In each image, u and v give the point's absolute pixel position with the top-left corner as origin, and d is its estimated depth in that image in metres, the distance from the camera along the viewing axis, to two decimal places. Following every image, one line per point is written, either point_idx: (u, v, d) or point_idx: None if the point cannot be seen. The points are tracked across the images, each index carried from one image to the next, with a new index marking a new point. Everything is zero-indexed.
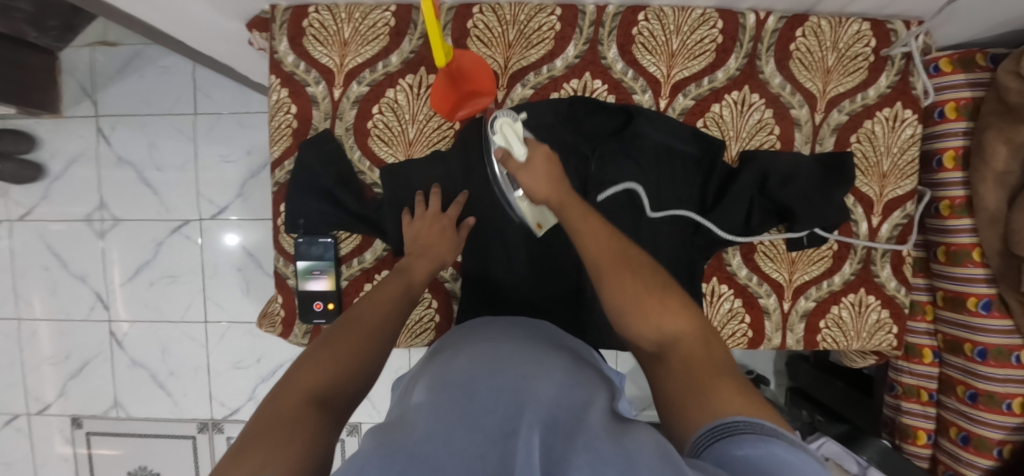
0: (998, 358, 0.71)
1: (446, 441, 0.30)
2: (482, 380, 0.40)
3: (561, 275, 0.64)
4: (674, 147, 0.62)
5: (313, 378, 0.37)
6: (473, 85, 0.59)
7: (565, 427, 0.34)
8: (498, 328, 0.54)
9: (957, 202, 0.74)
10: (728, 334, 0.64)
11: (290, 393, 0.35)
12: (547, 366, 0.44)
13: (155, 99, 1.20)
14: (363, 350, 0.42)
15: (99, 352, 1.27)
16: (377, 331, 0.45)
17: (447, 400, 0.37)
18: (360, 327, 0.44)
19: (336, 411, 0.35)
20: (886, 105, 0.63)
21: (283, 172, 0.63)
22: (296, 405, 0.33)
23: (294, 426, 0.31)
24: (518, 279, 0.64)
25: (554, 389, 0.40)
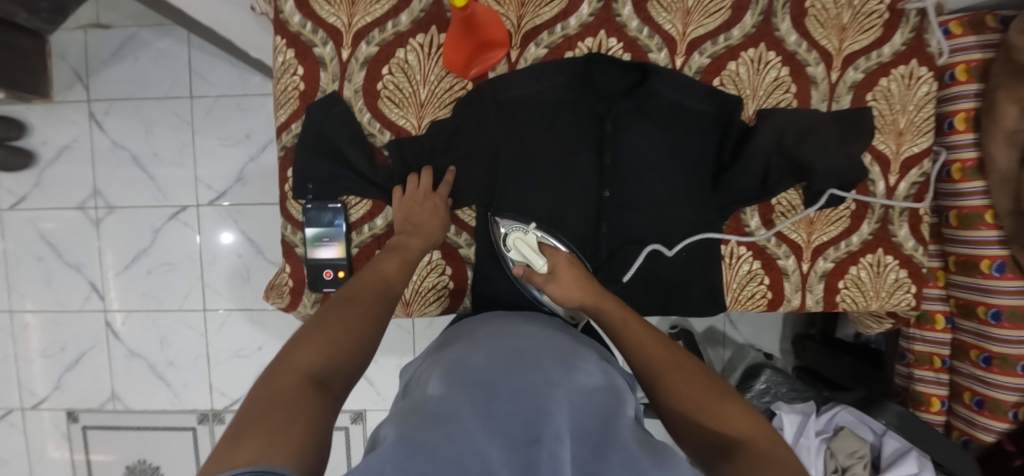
0: (1012, 320, 0.71)
1: (468, 445, 0.30)
2: (503, 377, 0.40)
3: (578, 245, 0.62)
4: (690, 106, 0.61)
5: (312, 354, 0.35)
6: (488, 34, 0.57)
7: (591, 442, 0.33)
8: (516, 323, 0.54)
9: (968, 164, 0.73)
10: (747, 296, 0.63)
11: (289, 369, 0.33)
12: (568, 365, 0.44)
13: (150, 82, 1.17)
14: (362, 329, 0.40)
15: (95, 344, 1.24)
16: (375, 309, 0.43)
17: (466, 400, 0.37)
18: (359, 303, 0.43)
19: (337, 391, 0.34)
20: (902, 62, 0.62)
21: (291, 136, 0.61)
22: (297, 382, 0.32)
23: (299, 407, 0.29)
24: None
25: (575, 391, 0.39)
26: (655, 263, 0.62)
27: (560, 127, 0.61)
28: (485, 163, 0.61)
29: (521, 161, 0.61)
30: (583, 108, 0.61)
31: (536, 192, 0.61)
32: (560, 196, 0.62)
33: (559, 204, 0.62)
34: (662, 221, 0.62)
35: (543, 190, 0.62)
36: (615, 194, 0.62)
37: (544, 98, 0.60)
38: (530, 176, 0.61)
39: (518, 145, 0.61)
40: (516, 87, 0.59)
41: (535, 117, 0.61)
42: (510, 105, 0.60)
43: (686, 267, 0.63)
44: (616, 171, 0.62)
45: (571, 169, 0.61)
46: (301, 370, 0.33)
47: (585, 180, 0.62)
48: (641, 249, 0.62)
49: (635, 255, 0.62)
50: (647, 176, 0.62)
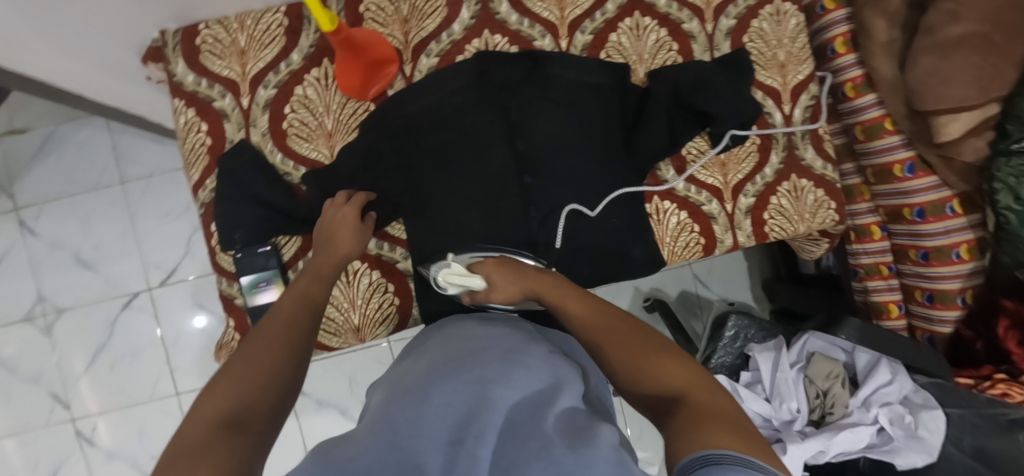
0: (935, 213, 0.76)
1: (386, 451, 0.30)
2: (437, 382, 0.39)
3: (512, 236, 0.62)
4: (589, 83, 0.63)
5: (217, 402, 0.32)
6: (374, 53, 0.59)
7: (520, 426, 0.33)
8: (463, 326, 0.53)
9: (858, 81, 0.78)
10: (683, 246, 0.65)
11: (197, 421, 0.30)
12: (507, 356, 0.43)
13: (78, 177, 1.15)
14: (271, 368, 0.38)
15: (68, 457, 1.18)
16: (289, 345, 0.42)
17: (397, 409, 0.36)
18: (273, 345, 0.41)
19: (255, 429, 0.31)
20: (766, 2, 0.67)
21: (207, 191, 0.61)
22: (207, 429, 0.29)
23: (213, 445, 0.27)
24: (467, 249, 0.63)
25: (514, 383, 0.39)
26: (590, 237, 0.64)
27: (468, 127, 0.61)
28: (402, 175, 0.61)
29: (438, 168, 0.61)
30: (487, 104, 0.61)
31: (460, 193, 0.61)
32: (484, 194, 0.62)
33: (484, 202, 0.62)
34: (586, 193, 0.63)
35: (465, 193, 0.61)
36: (537, 178, 0.62)
37: (447, 104, 0.61)
38: (449, 182, 0.61)
39: (432, 154, 0.61)
40: (420, 98, 0.61)
41: (441, 124, 0.61)
42: (416, 116, 0.61)
43: (620, 231, 0.64)
44: (533, 157, 0.62)
45: (487, 166, 0.62)
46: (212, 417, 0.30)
47: (505, 174, 0.62)
48: (572, 225, 0.63)
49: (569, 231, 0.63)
50: (564, 156, 0.63)
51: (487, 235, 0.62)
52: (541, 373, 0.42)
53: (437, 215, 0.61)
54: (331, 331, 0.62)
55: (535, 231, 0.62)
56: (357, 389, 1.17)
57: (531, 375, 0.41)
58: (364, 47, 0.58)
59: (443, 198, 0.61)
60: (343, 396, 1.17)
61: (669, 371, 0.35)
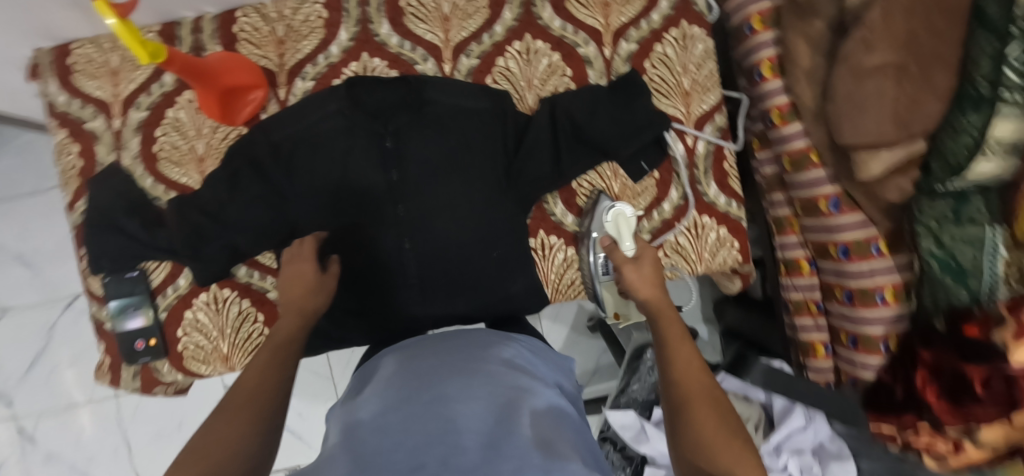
0: (859, 252, 0.71)
1: None
2: (400, 408, 0.35)
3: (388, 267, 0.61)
4: (469, 108, 0.60)
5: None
6: (229, 78, 0.55)
7: (495, 436, 0.30)
8: (423, 348, 0.49)
9: (785, 108, 0.73)
10: (567, 284, 0.63)
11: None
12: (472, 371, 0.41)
13: (22, 179, 1.16)
14: (247, 424, 0.36)
15: (8, 457, 1.19)
16: (265, 393, 0.40)
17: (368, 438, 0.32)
18: (238, 404, 0.38)
19: None
20: (671, 26, 0.63)
21: (77, 214, 0.60)
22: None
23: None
24: (341, 280, 0.61)
25: (485, 395, 0.36)
26: (468, 270, 0.62)
27: (342, 153, 0.60)
28: (271, 203, 0.59)
29: (310, 196, 0.60)
30: (362, 130, 0.60)
31: (333, 222, 0.60)
32: (358, 223, 0.60)
33: (359, 232, 0.61)
34: (463, 224, 0.61)
35: (338, 222, 0.60)
36: (410, 209, 0.60)
37: (321, 129, 0.60)
38: (323, 210, 0.60)
39: (304, 182, 0.59)
40: (296, 125, 0.59)
41: (314, 151, 0.59)
42: (289, 142, 0.59)
43: (498, 267, 0.62)
44: (408, 187, 0.60)
45: (359, 196, 0.60)
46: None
47: (380, 204, 0.60)
48: (450, 257, 0.61)
49: (446, 263, 0.62)
50: (442, 185, 0.61)
51: (361, 264, 0.61)
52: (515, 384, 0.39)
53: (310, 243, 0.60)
54: (200, 359, 0.61)
55: (408, 263, 0.61)
56: (291, 399, 1.17)
57: (501, 386, 0.38)
58: (212, 75, 0.54)
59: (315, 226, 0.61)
60: None
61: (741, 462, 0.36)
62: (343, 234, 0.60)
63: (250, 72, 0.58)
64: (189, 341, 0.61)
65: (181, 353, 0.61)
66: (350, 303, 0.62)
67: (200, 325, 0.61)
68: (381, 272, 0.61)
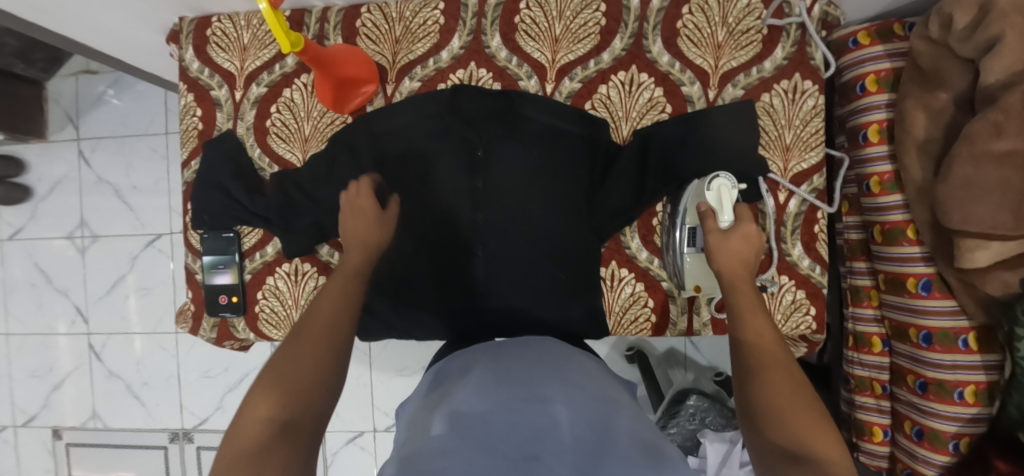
0: (943, 342, 0.66)
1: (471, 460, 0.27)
2: (497, 401, 0.37)
3: (457, 272, 0.62)
4: (560, 130, 0.61)
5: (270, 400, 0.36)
6: (348, 71, 0.59)
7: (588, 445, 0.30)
8: (498, 356, 0.50)
9: (886, 177, 0.70)
10: (630, 319, 0.62)
11: (252, 416, 0.34)
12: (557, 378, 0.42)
13: (131, 122, 1.28)
14: (317, 358, 0.41)
15: (79, 365, 1.33)
16: (335, 324, 0.45)
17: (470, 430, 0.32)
18: (316, 341, 0.42)
19: (305, 428, 0.35)
20: (784, 77, 0.61)
21: (190, 172, 0.65)
22: (261, 429, 0.33)
23: (273, 450, 0.31)
24: (410, 275, 0.63)
25: (577, 396, 0.38)
26: (531, 287, 0.62)
27: (432, 156, 0.62)
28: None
29: (396, 190, 0.62)
30: (455, 135, 0.61)
31: (412, 219, 0.62)
32: (436, 225, 0.62)
33: (434, 233, 0.63)
34: (534, 242, 0.62)
35: (416, 218, 0.62)
36: (487, 219, 0.62)
37: (416, 129, 0.62)
38: (406, 206, 0.62)
39: (394, 177, 0.62)
40: (395, 122, 0.62)
41: (407, 150, 0.62)
42: (387, 137, 0.62)
43: (559, 289, 0.62)
44: (490, 197, 0.62)
45: (441, 198, 0.62)
46: (264, 415, 0.34)
47: (460, 209, 0.62)
48: (517, 272, 0.62)
49: (512, 277, 0.62)
50: (521, 202, 0.62)
51: (430, 265, 0.63)
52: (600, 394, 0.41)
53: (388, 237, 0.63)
54: (272, 323, 0.65)
55: (475, 271, 0.62)
56: None
57: (589, 392, 0.40)
58: (333, 65, 0.58)
59: None
60: None
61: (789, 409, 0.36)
62: (420, 232, 0.62)
63: (364, 65, 0.60)
64: (266, 304, 0.65)
65: (256, 315, 0.65)
66: (415, 300, 0.64)
67: (278, 293, 0.65)
68: (448, 275, 0.63)
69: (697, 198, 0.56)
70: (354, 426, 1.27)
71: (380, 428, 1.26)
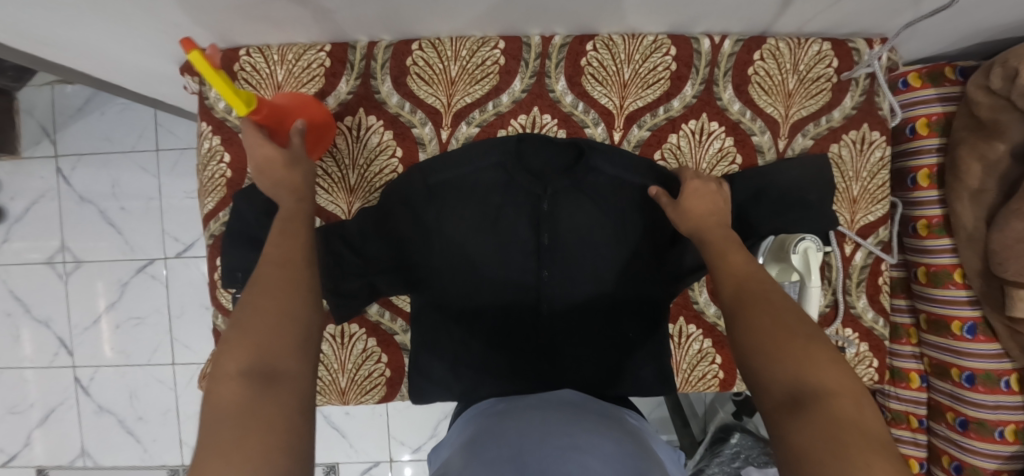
0: (987, 384, 0.68)
1: None
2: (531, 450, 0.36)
3: (520, 329, 0.59)
4: (630, 184, 0.58)
5: (239, 357, 0.30)
6: (309, 114, 0.53)
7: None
8: (519, 412, 0.48)
9: (934, 221, 0.71)
10: (698, 376, 0.61)
11: (224, 378, 0.29)
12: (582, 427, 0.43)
13: (115, 137, 1.16)
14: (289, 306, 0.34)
15: (64, 400, 1.24)
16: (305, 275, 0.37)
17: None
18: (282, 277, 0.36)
19: (282, 377, 0.30)
20: (853, 127, 0.60)
21: (219, 224, 0.59)
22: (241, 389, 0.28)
23: (259, 410, 0.27)
24: (468, 333, 0.59)
25: (609, 444, 0.39)
26: (593, 346, 0.59)
27: (496, 208, 0.58)
28: (415, 249, 0.57)
29: (454, 246, 0.57)
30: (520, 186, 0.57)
31: (473, 275, 0.58)
32: (495, 279, 0.59)
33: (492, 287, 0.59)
34: (602, 300, 0.59)
35: (475, 274, 0.58)
36: (553, 277, 0.58)
37: (478, 180, 0.57)
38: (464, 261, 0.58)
39: (451, 231, 0.57)
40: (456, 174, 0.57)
41: (467, 202, 0.57)
42: (445, 189, 0.57)
43: (618, 348, 0.59)
44: (555, 252, 0.58)
45: (501, 252, 0.58)
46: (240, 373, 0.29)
47: (521, 262, 0.59)
48: (582, 328, 0.59)
49: (576, 334, 0.59)
50: (582, 257, 0.59)
51: (487, 321, 0.59)
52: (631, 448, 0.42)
53: (444, 292, 0.58)
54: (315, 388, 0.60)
55: (534, 328, 0.59)
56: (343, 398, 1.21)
57: (620, 442, 0.41)
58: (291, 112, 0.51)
59: (449, 276, 0.58)
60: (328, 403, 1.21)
61: (830, 377, 0.28)
62: (481, 289, 0.59)
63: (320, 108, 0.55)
64: None
65: None
66: (472, 362, 0.59)
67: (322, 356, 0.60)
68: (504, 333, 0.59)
69: (776, 258, 0.55)
70: (369, 456, 1.22)
71: (397, 458, 1.22)
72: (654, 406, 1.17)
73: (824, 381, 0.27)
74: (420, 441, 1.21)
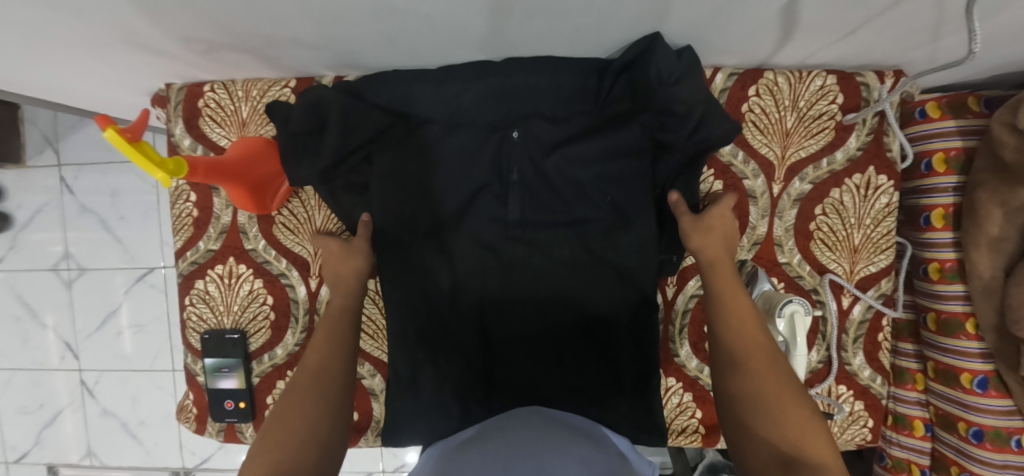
0: (996, 442, 0.63)
1: None
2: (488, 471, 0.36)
3: (508, 341, 0.58)
4: (609, 182, 0.55)
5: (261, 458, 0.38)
6: (256, 171, 0.50)
7: None
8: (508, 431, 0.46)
9: (947, 265, 0.65)
10: (677, 430, 0.58)
11: (256, 459, 0.38)
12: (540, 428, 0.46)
13: (113, 147, 1.19)
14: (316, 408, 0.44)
15: (71, 402, 1.29)
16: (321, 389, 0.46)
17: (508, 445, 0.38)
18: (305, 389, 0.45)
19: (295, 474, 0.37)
20: (857, 171, 0.55)
21: (187, 263, 0.57)
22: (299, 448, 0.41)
23: None
24: (461, 342, 0.58)
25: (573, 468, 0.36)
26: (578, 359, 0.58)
27: (429, 92, 0.51)
28: (402, 207, 0.55)
29: (406, 152, 0.54)
30: (458, 148, 0.54)
31: (462, 227, 0.56)
32: (488, 219, 0.56)
33: (483, 310, 0.58)
34: (574, 317, 0.57)
35: (440, 225, 0.56)
36: (516, 257, 0.56)
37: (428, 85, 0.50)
38: (453, 264, 0.57)
39: (431, 142, 0.54)
40: (426, 125, 0.54)
41: (425, 94, 0.51)
42: (404, 141, 0.54)
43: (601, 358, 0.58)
44: (526, 219, 0.56)
45: (475, 212, 0.56)
46: (283, 434, 0.41)
47: (491, 203, 0.56)
48: (558, 344, 0.58)
49: (548, 350, 0.58)
50: (564, 260, 0.56)
51: (475, 351, 0.58)
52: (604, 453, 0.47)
53: (427, 331, 0.57)
54: None
55: (516, 350, 0.58)
56: None
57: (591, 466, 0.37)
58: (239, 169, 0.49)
59: (426, 222, 0.55)
60: None
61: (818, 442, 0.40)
62: (445, 265, 0.56)
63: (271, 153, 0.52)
64: None
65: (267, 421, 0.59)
66: (470, 385, 0.58)
67: None
68: (483, 323, 0.58)
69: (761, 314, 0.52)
70: (361, 467, 1.23)
71: (389, 470, 1.22)
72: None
73: (809, 446, 0.39)
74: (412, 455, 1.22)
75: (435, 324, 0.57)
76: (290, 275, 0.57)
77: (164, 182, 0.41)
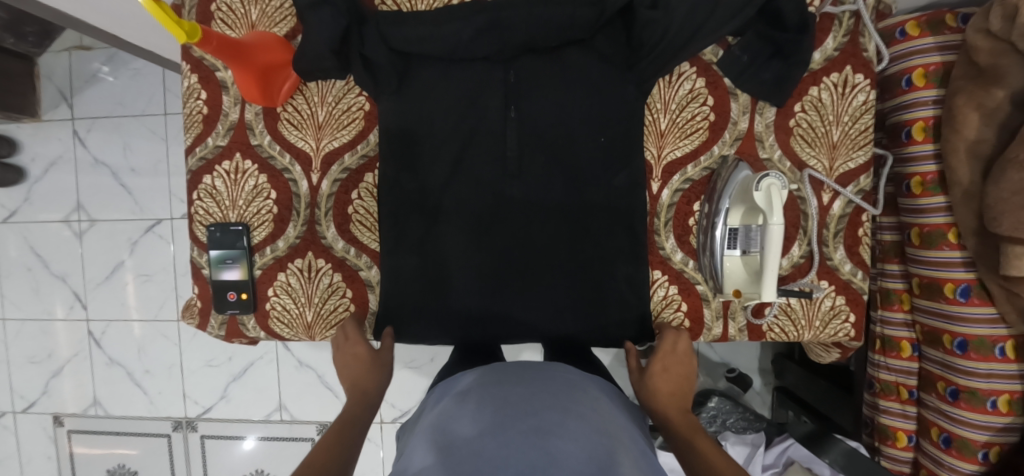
0: (979, 350, 0.64)
1: None
2: (491, 441, 0.30)
3: (503, 249, 0.60)
4: (607, 106, 0.58)
5: None
6: (265, 57, 0.55)
7: None
8: (508, 381, 0.41)
9: (929, 178, 0.67)
10: (663, 324, 0.60)
11: None
12: (542, 372, 0.45)
13: (127, 101, 1.24)
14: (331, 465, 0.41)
15: (80, 352, 1.33)
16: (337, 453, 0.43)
17: (507, 398, 0.37)
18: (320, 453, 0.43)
19: None
20: (834, 69, 0.57)
21: (196, 158, 0.61)
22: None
23: None
24: (457, 259, 0.60)
25: (578, 427, 0.32)
26: (568, 275, 0.60)
27: None
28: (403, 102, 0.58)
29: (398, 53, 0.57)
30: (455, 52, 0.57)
31: (459, 130, 0.59)
32: (485, 128, 0.59)
33: (480, 258, 0.60)
34: (565, 238, 0.59)
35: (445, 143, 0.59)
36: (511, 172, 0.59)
37: None
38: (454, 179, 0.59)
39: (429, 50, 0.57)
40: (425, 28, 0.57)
41: None
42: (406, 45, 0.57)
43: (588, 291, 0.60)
44: (522, 124, 0.58)
45: (473, 113, 0.59)
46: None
47: (491, 128, 0.58)
48: (551, 259, 0.59)
49: (540, 264, 0.60)
50: (557, 178, 0.59)
51: (473, 294, 0.60)
52: (625, 418, 0.43)
53: (428, 273, 0.60)
54: (284, 321, 0.62)
55: (508, 268, 0.60)
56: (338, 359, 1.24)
57: (592, 422, 0.34)
58: (249, 53, 0.53)
59: (425, 129, 0.59)
60: (323, 362, 1.25)
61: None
62: (447, 183, 0.59)
63: (280, 47, 0.57)
64: (277, 302, 0.62)
65: (268, 312, 0.62)
66: (475, 301, 0.60)
67: (290, 289, 0.62)
68: (481, 237, 0.60)
69: (742, 198, 0.54)
70: None
71: (387, 420, 1.24)
72: (629, 394, 1.13)
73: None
74: (410, 405, 1.23)
75: (431, 248, 0.60)
76: (293, 170, 0.60)
77: (178, 40, 0.45)
